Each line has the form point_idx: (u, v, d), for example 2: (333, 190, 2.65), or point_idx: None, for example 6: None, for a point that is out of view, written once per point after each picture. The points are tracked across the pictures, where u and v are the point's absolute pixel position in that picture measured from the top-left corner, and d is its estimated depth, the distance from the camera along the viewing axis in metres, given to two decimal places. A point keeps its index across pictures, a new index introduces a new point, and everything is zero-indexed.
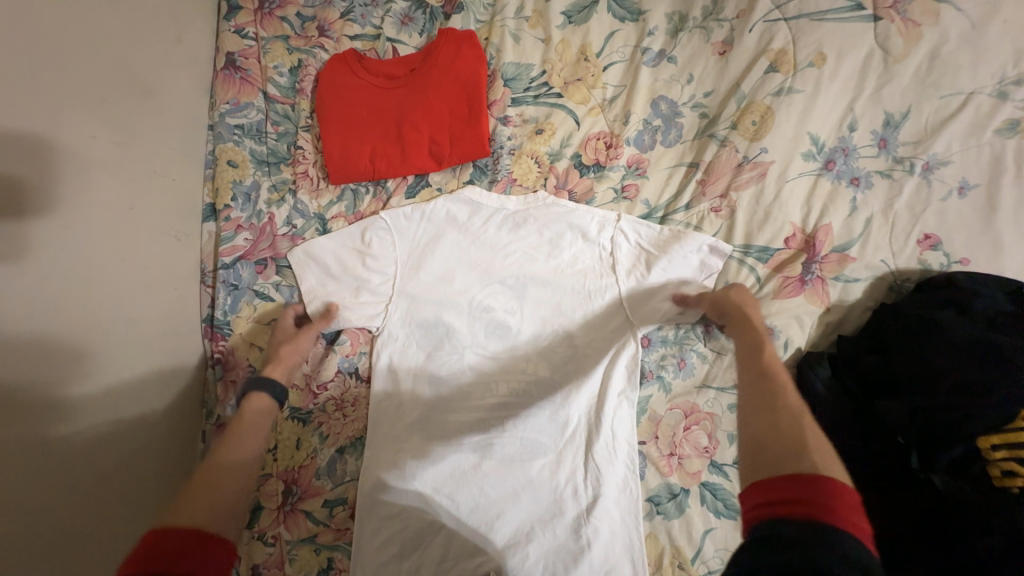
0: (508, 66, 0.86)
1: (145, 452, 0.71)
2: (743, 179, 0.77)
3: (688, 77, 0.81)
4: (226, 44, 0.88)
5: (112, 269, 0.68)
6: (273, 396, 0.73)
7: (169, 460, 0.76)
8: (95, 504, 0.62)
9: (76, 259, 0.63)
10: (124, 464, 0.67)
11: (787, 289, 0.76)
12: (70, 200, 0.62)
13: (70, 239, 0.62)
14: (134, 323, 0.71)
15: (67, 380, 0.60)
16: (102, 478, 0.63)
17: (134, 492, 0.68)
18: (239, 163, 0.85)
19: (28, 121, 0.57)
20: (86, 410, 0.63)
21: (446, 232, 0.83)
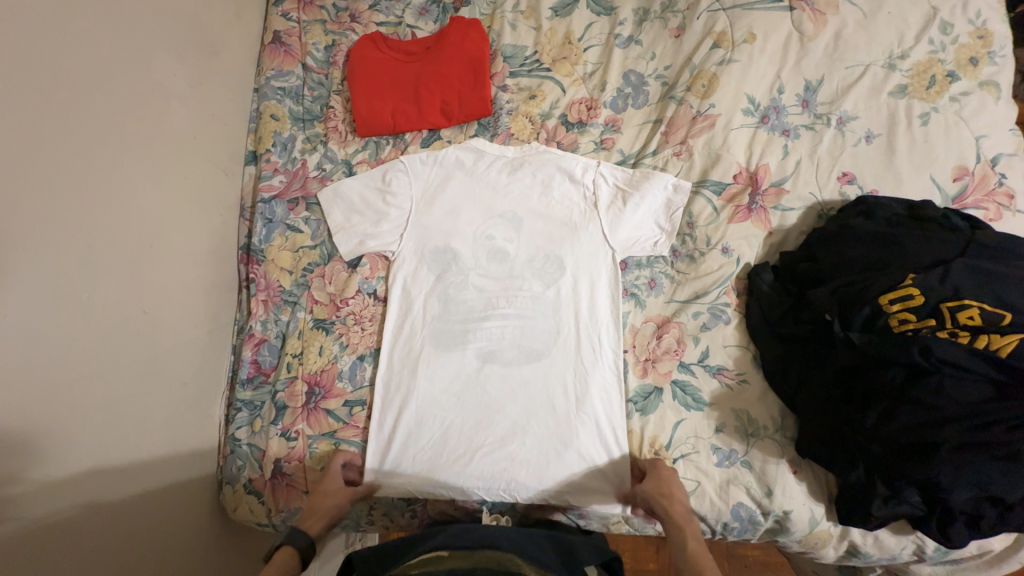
0: (507, 47, 1.05)
1: (169, 355, 0.82)
2: (697, 129, 0.95)
3: (651, 54, 1.02)
4: (273, 25, 1.06)
5: (170, 184, 0.84)
6: (293, 547, 0.72)
7: (196, 359, 0.87)
8: (130, 376, 0.74)
9: (145, 168, 0.79)
10: (158, 351, 0.80)
11: (736, 216, 0.92)
12: (145, 121, 0.79)
13: (140, 150, 0.78)
14: (185, 233, 0.86)
15: (127, 258, 0.75)
16: (142, 352, 0.76)
17: (162, 378, 0.80)
18: (280, 117, 1.01)
19: (117, 56, 0.76)
20: (141, 291, 0.77)
21: (455, 174, 0.98)
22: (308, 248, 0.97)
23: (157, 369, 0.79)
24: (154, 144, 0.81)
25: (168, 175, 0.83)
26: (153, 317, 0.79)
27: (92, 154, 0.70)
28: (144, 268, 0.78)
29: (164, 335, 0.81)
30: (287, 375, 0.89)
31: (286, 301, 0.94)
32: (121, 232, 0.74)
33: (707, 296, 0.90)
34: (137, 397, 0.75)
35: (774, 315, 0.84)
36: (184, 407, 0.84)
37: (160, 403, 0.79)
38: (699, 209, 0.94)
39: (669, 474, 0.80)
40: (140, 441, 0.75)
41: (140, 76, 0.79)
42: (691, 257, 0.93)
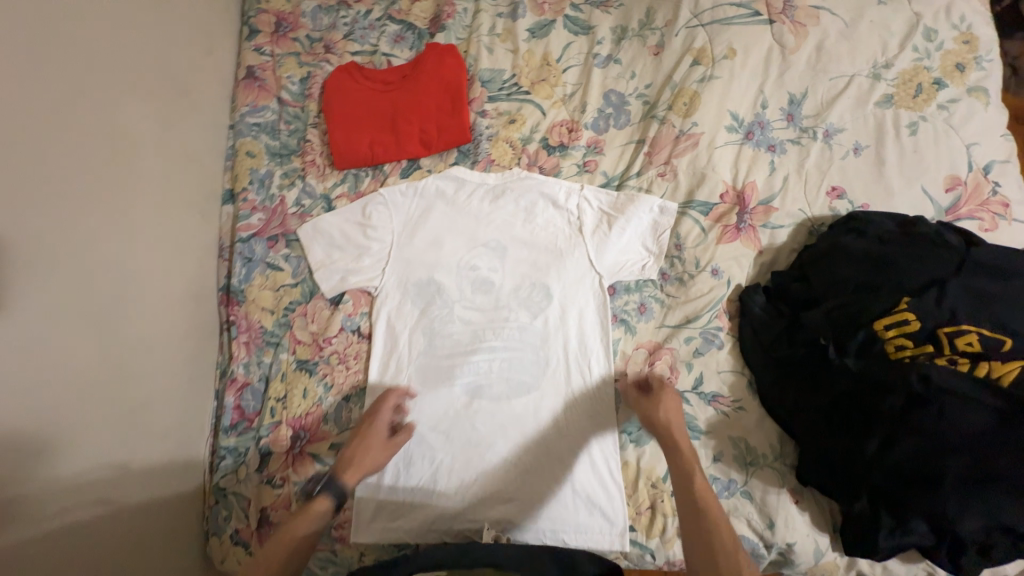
0: (484, 72, 1.04)
1: (148, 408, 0.79)
2: (681, 148, 0.93)
3: (631, 73, 1.00)
4: (246, 60, 1.05)
5: (143, 230, 0.81)
6: (332, 498, 0.73)
7: (178, 409, 0.85)
8: (106, 434, 0.71)
9: (118, 216, 0.77)
10: (138, 405, 0.77)
11: (724, 236, 0.90)
12: (117, 167, 0.77)
13: (113, 198, 0.76)
14: (160, 279, 0.84)
15: (103, 311, 0.72)
16: (120, 408, 0.73)
17: (140, 433, 0.77)
18: (256, 154, 0.99)
19: (87, 102, 0.73)
20: (119, 344, 0.74)
21: (436, 205, 0.97)
22: (289, 287, 0.94)
23: (138, 423, 0.77)
24: (128, 191, 0.79)
25: (142, 221, 0.81)
26: (133, 370, 0.76)
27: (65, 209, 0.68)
28: (121, 322, 0.75)
29: (144, 386, 0.78)
30: (270, 420, 0.87)
31: (268, 343, 0.92)
32: (96, 284, 0.71)
33: (699, 320, 0.87)
34: (115, 455, 0.72)
35: (768, 339, 0.82)
36: (163, 459, 0.81)
37: (139, 459, 0.76)
38: (686, 230, 0.92)
39: (672, 406, 0.78)
40: (117, 501, 0.72)
41: (111, 121, 0.77)
42: (680, 279, 0.91)
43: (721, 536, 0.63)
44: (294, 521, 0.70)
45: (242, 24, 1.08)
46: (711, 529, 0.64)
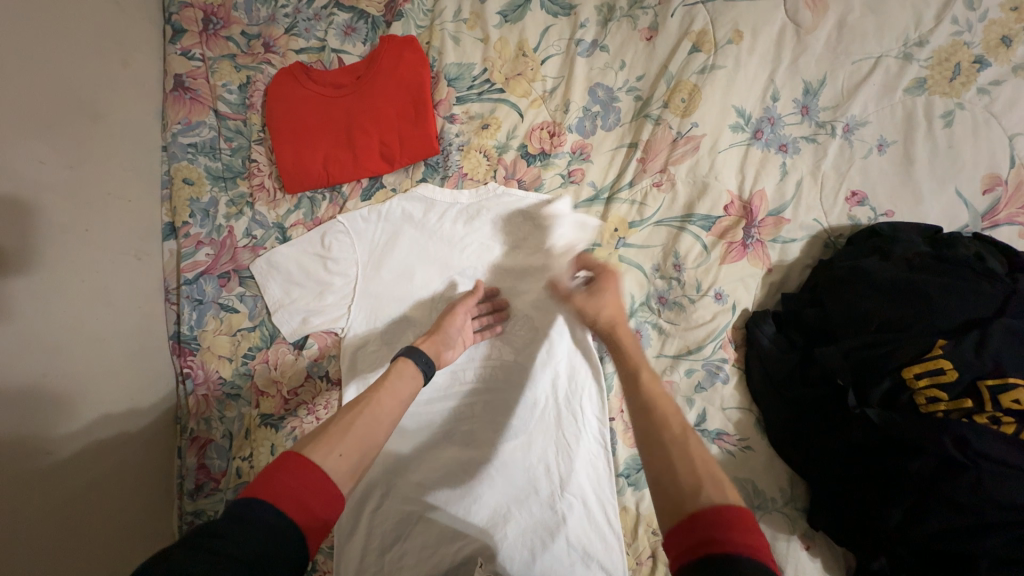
0: (451, 67, 0.89)
1: (103, 486, 0.71)
2: (679, 153, 0.81)
3: (620, 63, 0.86)
4: (173, 67, 0.90)
5: (69, 290, 0.70)
6: (419, 366, 0.69)
7: (136, 476, 0.77)
8: (50, 532, 0.62)
9: (35, 280, 0.65)
10: (86, 484, 0.69)
11: (729, 255, 0.80)
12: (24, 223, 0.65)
13: (24, 259, 0.64)
14: (97, 341, 0.74)
15: (22, 394, 0.62)
16: (60, 496, 0.64)
17: (92, 515, 0.69)
18: (195, 180, 0.88)
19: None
20: (45, 424, 0.64)
21: (403, 229, 0.85)
22: (246, 331, 0.85)
23: (93, 505, 0.69)
24: (42, 248, 0.67)
25: (66, 280, 0.70)
26: (76, 449, 0.68)
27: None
28: (55, 402, 0.66)
29: (93, 464, 0.70)
30: (238, 481, 0.80)
31: (229, 394, 0.84)
32: (12, 365, 0.61)
33: (701, 351, 0.79)
34: (77, 547, 0.65)
35: (778, 376, 0.74)
36: (125, 533, 0.73)
37: (98, 540, 0.69)
38: (686, 248, 0.81)
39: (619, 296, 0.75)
40: None
41: (10, 166, 0.64)
42: (680, 305, 0.81)
43: (667, 421, 0.57)
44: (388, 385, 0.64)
45: (165, 22, 0.93)
46: (660, 416, 0.57)
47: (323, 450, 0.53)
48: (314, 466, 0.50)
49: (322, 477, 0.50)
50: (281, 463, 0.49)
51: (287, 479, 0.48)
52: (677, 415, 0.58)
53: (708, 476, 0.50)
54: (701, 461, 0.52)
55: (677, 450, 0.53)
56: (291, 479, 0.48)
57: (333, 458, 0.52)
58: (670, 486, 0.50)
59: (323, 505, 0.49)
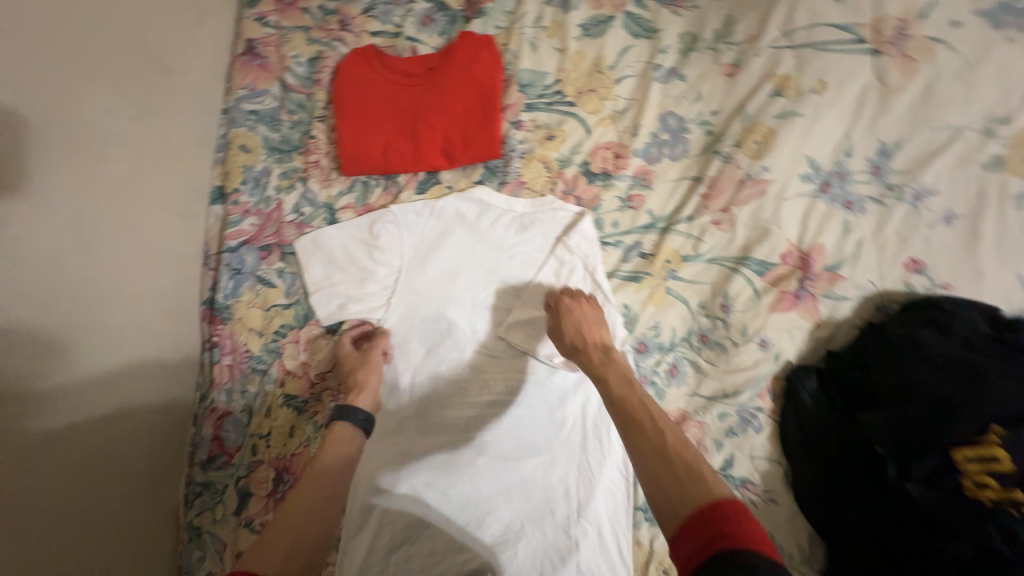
0: (524, 73, 0.88)
1: (109, 463, 0.68)
2: (744, 195, 0.80)
3: (696, 95, 0.85)
4: (246, 31, 0.89)
5: (100, 248, 0.67)
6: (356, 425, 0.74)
7: (149, 443, 0.75)
8: (68, 474, 0.61)
9: (68, 233, 0.62)
10: (108, 434, 0.68)
11: (779, 304, 0.78)
12: (66, 169, 0.61)
13: (62, 208, 0.61)
14: (123, 303, 0.71)
15: (61, 339, 0.61)
16: (84, 442, 0.64)
17: (109, 467, 0.68)
18: (252, 148, 0.86)
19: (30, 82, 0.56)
20: (81, 366, 0.64)
21: (454, 229, 0.84)
22: (281, 307, 0.84)
23: (111, 458, 0.68)
24: (85, 197, 0.64)
25: (99, 237, 0.67)
26: (102, 398, 0.67)
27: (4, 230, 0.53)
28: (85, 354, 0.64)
29: (116, 419, 0.69)
30: (252, 458, 0.78)
31: (255, 369, 0.82)
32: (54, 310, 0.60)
33: (737, 396, 0.78)
34: (89, 496, 0.64)
35: (815, 434, 0.73)
36: (135, 490, 0.72)
37: (109, 493, 0.67)
38: (737, 290, 0.80)
39: (591, 316, 0.75)
40: (89, 539, 0.63)
41: (67, 108, 0.61)
42: (723, 347, 0.80)
43: (642, 426, 0.54)
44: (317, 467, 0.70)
45: None
46: (640, 419, 0.55)
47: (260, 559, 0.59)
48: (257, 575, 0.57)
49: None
50: None
51: None
52: (660, 410, 0.56)
53: (688, 473, 0.48)
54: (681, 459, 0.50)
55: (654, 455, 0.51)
56: None
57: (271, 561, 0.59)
58: (659, 492, 0.48)
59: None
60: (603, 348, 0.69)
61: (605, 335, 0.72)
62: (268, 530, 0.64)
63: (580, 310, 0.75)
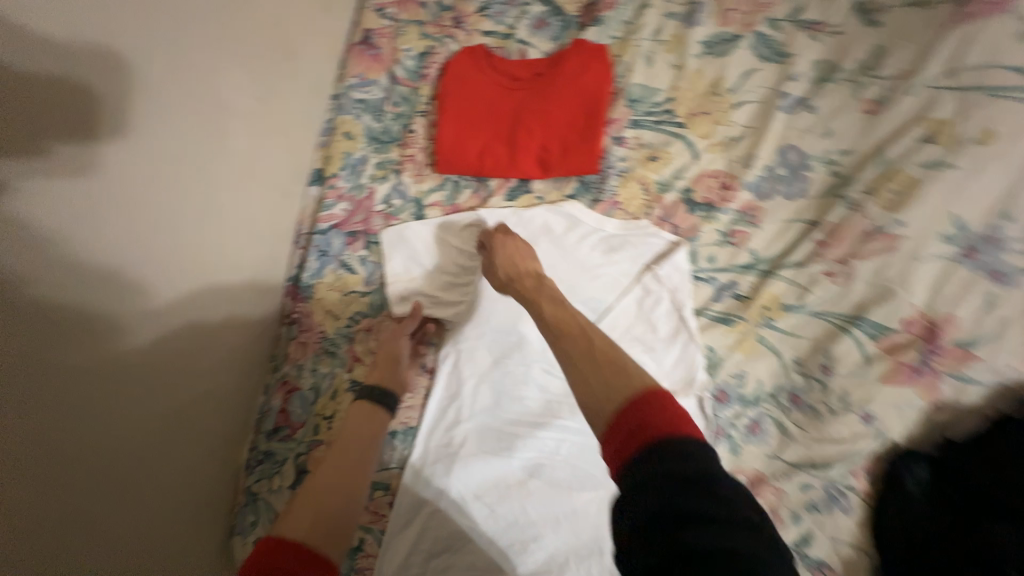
0: (635, 88, 0.84)
1: (182, 423, 0.67)
2: (871, 249, 0.71)
3: (825, 129, 0.77)
4: (365, 21, 0.91)
5: (200, 211, 0.67)
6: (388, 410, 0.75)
7: (231, 398, 0.79)
8: (175, 414, 0.65)
9: (177, 193, 0.63)
10: (207, 382, 0.72)
11: (889, 376, 0.68)
12: (182, 131, 0.62)
13: (175, 168, 0.62)
14: (214, 272, 0.71)
15: (184, 293, 0.65)
16: (191, 386, 0.68)
17: (203, 413, 0.72)
18: (354, 136, 0.88)
19: (166, 48, 0.58)
20: (198, 317, 0.68)
21: (538, 240, 0.81)
22: (358, 294, 0.85)
23: (205, 403, 0.72)
24: (195, 161, 0.65)
25: (201, 202, 0.67)
26: (209, 347, 0.71)
27: (125, 181, 0.54)
28: (200, 308, 0.69)
29: (216, 366, 0.74)
30: (313, 437, 0.80)
31: (326, 350, 0.84)
32: (178, 268, 0.64)
33: (828, 470, 0.69)
34: (188, 435, 0.69)
35: (915, 526, 0.64)
36: (215, 443, 0.76)
37: (199, 437, 0.72)
38: (842, 352, 0.71)
39: (524, 249, 0.76)
40: (180, 477, 0.67)
41: (194, 75, 0.62)
42: (818, 411, 0.72)
43: (573, 337, 0.57)
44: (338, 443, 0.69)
45: None
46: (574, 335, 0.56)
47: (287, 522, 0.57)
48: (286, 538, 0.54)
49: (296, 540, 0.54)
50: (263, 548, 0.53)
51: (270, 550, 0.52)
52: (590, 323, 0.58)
53: (616, 370, 0.50)
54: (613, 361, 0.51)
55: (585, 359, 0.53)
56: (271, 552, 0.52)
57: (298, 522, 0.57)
58: (587, 393, 0.49)
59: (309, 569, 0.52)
60: (536, 275, 0.71)
61: (537, 265, 0.74)
62: (296, 499, 0.61)
63: (512, 243, 0.76)
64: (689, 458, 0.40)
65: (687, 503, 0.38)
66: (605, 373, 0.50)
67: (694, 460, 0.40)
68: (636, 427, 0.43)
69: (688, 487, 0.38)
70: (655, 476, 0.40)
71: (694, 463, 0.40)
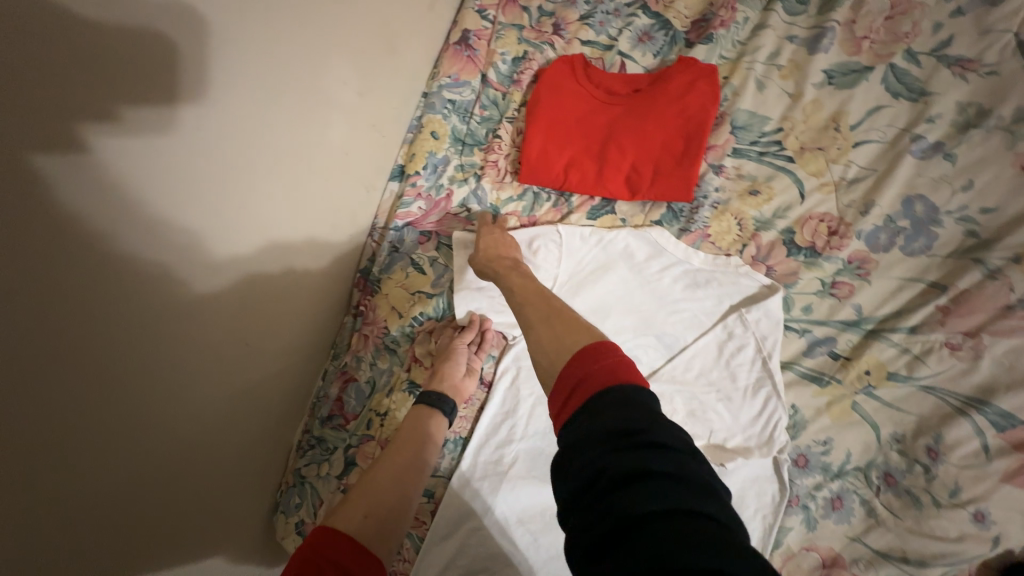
0: (741, 113, 0.78)
1: (225, 403, 0.65)
2: (1006, 326, 0.62)
3: (965, 182, 0.68)
4: (465, 21, 0.89)
5: (278, 194, 0.65)
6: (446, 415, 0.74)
7: (297, 371, 0.81)
8: (244, 383, 0.68)
9: (261, 174, 0.60)
10: (276, 355, 0.74)
11: (1019, 478, 0.59)
12: (279, 112, 0.60)
13: (265, 147, 0.59)
14: (291, 259, 0.71)
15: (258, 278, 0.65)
16: (261, 359, 0.71)
17: (270, 383, 0.75)
18: (440, 136, 0.87)
19: (291, 36, 0.58)
20: (276, 295, 0.70)
21: (616, 265, 0.78)
22: (424, 295, 0.84)
23: (273, 373, 0.75)
24: (285, 144, 0.62)
25: (282, 187, 0.65)
26: (284, 321, 0.74)
27: (217, 153, 0.51)
28: (275, 291, 0.70)
29: (286, 338, 0.76)
30: (365, 432, 0.79)
31: (387, 346, 0.83)
32: (260, 249, 0.64)
33: (922, 567, 0.61)
34: (253, 402, 0.71)
35: None
36: (274, 417, 0.78)
37: (264, 406, 0.75)
38: (956, 437, 0.63)
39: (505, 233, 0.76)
40: (241, 440, 0.71)
41: (305, 60, 0.61)
42: (914, 498, 0.64)
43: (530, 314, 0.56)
44: (404, 435, 0.69)
45: None
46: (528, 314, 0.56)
47: (346, 516, 0.58)
48: (343, 537, 0.55)
49: (346, 541, 0.55)
50: (320, 541, 0.54)
51: (326, 548, 0.54)
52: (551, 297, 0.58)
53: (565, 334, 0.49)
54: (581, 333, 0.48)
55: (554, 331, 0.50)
56: (329, 549, 0.53)
57: (357, 518, 0.58)
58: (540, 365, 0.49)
59: (357, 564, 0.54)
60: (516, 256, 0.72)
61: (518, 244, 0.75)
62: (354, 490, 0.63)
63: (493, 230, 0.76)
64: (611, 409, 0.38)
65: (618, 466, 0.34)
66: (564, 344, 0.47)
67: (616, 407, 0.38)
68: (577, 385, 0.42)
69: (608, 438, 0.36)
70: (579, 438, 0.38)
71: (616, 412, 0.38)
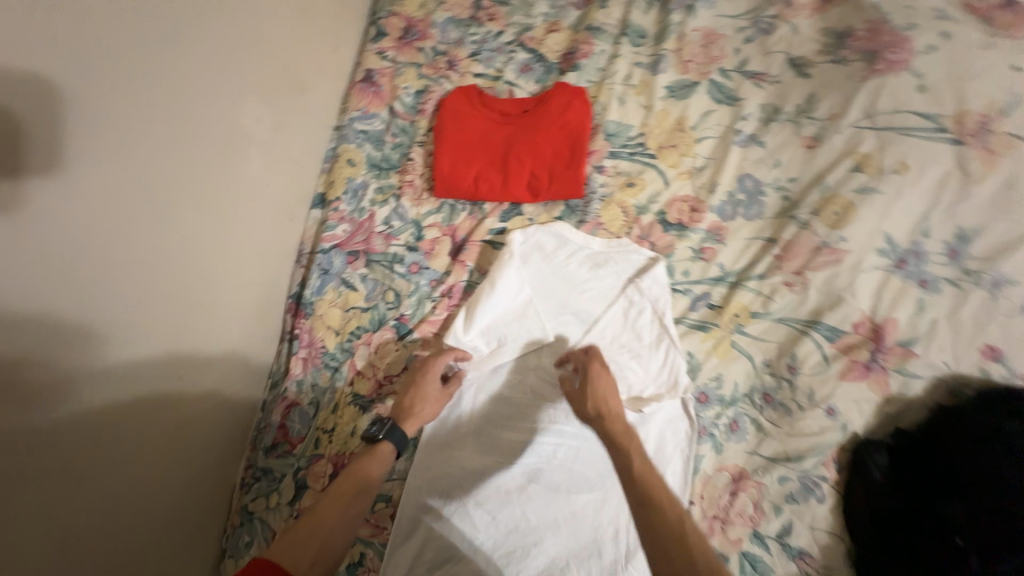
0: (611, 124, 0.96)
1: (132, 499, 0.61)
2: (820, 261, 0.82)
3: (775, 161, 0.90)
4: (367, 62, 1.01)
5: (192, 218, 0.68)
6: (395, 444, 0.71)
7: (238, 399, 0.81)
8: (175, 412, 0.67)
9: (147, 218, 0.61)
10: (210, 381, 0.74)
11: (847, 373, 0.78)
12: (155, 177, 0.62)
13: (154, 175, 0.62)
14: (216, 285, 0.74)
15: (183, 301, 0.68)
16: (194, 385, 0.70)
17: (209, 411, 0.74)
18: (357, 163, 0.95)
19: (195, 82, 0.67)
20: (205, 319, 0.73)
21: (532, 258, 0.88)
22: (359, 310, 0.88)
23: (210, 401, 0.74)
24: (172, 198, 0.65)
25: (174, 239, 0.65)
26: (212, 344, 0.74)
27: (74, 222, 0.52)
28: (202, 314, 0.72)
29: (220, 365, 0.76)
30: (313, 451, 0.79)
31: (328, 365, 0.85)
32: (183, 270, 0.68)
33: (802, 461, 0.76)
34: (187, 433, 0.69)
35: (881, 509, 0.71)
36: (219, 448, 0.77)
37: (205, 436, 0.73)
38: (805, 352, 0.80)
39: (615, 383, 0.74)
40: (182, 472, 0.69)
41: (205, 98, 0.69)
42: (787, 408, 0.80)
43: (664, 512, 0.58)
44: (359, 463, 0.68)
45: (373, 25, 1.06)
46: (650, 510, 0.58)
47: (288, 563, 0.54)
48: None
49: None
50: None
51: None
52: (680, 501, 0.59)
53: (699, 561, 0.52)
54: (702, 557, 0.53)
55: (677, 542, 0.55)
56: None
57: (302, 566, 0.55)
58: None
59: None
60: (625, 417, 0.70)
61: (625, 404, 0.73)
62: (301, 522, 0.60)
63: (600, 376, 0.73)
64: None
65: None
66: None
67: None
68: None
69: None
70: None
71: None
